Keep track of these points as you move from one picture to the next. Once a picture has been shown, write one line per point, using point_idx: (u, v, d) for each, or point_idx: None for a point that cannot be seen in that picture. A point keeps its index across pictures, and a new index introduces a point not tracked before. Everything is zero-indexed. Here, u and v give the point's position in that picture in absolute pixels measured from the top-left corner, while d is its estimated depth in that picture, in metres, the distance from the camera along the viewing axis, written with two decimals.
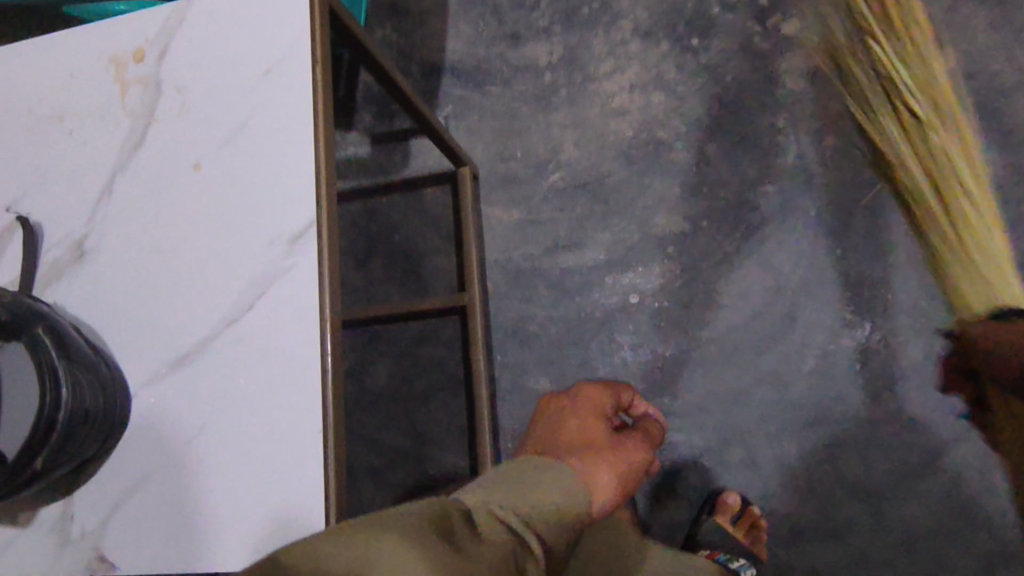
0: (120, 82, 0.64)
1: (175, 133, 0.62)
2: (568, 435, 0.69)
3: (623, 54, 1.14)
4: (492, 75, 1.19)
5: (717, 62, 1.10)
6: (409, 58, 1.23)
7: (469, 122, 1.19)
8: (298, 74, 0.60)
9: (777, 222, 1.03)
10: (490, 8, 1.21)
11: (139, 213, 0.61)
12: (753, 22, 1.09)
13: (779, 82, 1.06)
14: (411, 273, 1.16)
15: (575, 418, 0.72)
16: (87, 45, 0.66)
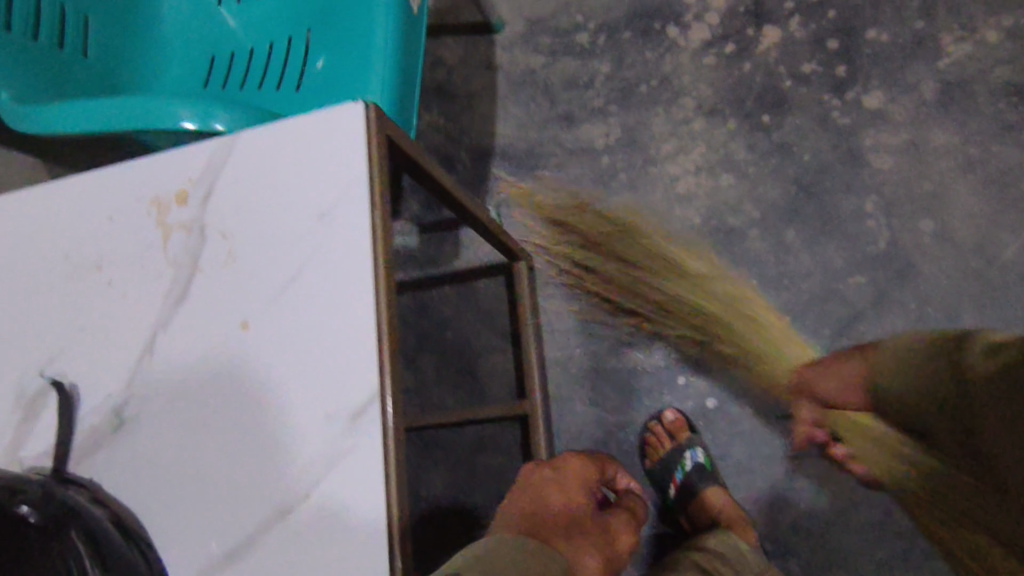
0: (161, 226, 0.58)
1: (221, 287, 0.55)
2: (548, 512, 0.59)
3: (686, 133, 1.06)
4: (545, 158, 1.13)
5: (792, 140, 1.01)
6: (457, 142, 1.18)
7: (522, 209, 1.12)
8: (355, 221, 0.53)
9: (872, 318, 0.94)
10: (541, 88, 1.16)
11: (182, 377, 0.55)
12: (832, 96, 1.01)
13: (864, 161, 0.98)
14: (466, 374, 1.10)
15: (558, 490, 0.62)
16: (127, 185, 0.60)
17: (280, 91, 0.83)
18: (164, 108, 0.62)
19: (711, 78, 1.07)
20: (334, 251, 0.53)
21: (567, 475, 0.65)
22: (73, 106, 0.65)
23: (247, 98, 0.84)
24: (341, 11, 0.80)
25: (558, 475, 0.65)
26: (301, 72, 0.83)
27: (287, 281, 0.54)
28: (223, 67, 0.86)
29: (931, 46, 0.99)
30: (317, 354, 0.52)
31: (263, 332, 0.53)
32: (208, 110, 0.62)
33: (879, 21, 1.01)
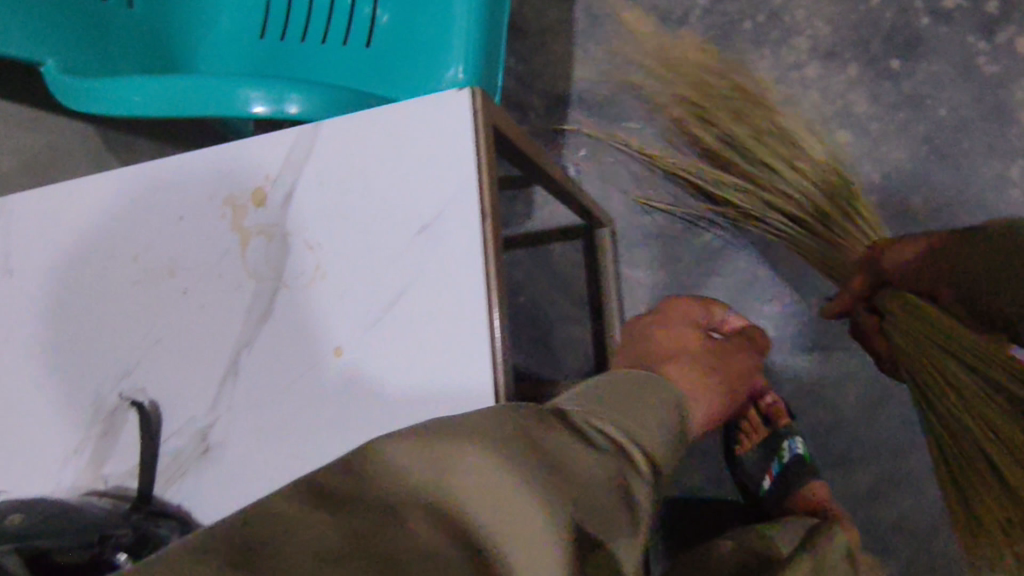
0: (239, 231, 0.52)
1: (309, 306, 0.49)
2: (658, 342, 0.58)
3: (797, 80, 0.93)
4: (629, 110, 1.02)
5: (926, 91, 0.87)
6: (530, 87, 1.07)
7: (603, 166, 1.03)
8: (463, 234, 0.45)
9: None
10: (626, 25, 1.02)
11: (268, 404, 0.49)
12: (979, 38, 0.86)
13: (1012, 119, 0.84)
14: (540, 342, 1.04)
15: (665, 326, 0.61)
16: (198, 181, 0.54)
17: (348, 47, 0.74)
18: (230, 84, 0.54)
19: (830, 14, 0.92)
20: (438, 267, 0.46)
21: (673, 316, 0.62)
22: (127, 80, 0.58)
23: (312, 55, 0.75)
24: None
25: (663, 317, 0.62)
26: (370, 23, 0.73)
27: (386, 302, 0.47)
28: (281, 13, 0.76)
29: None
30: (418, 392, 0.45)
31: (358, 361, 0.47)
32: (280, 87, 0.54)
33: None
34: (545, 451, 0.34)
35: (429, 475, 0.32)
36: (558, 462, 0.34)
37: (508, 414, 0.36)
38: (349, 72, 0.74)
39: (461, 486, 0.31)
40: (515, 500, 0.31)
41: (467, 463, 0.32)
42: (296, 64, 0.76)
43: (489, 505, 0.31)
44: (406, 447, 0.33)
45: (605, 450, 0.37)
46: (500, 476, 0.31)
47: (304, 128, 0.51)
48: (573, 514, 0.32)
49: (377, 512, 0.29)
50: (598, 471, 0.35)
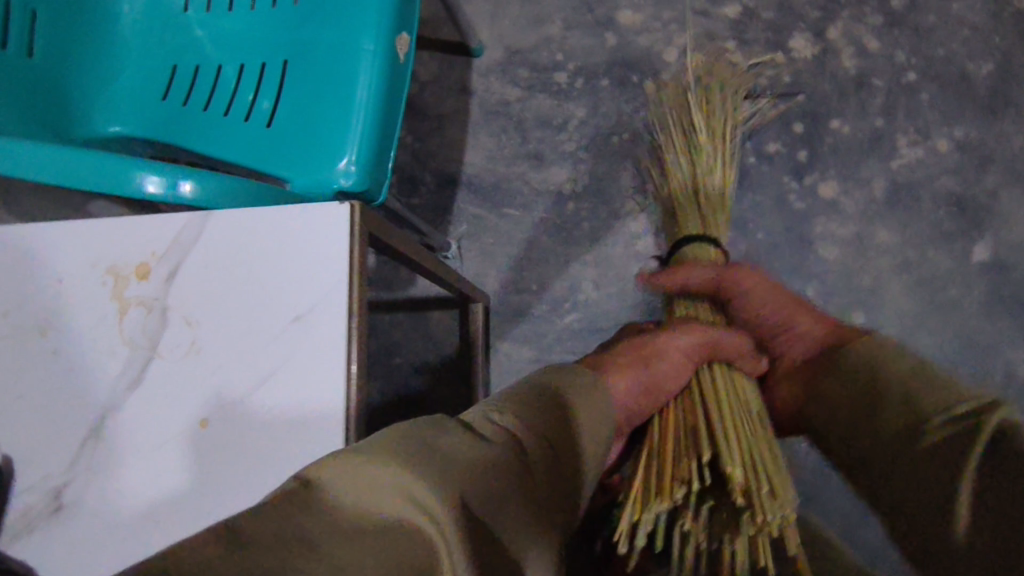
0: (119, 300, 0.56)
1: (181, 378, 0.54)
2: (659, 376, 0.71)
3: (651, 192, 1.08)
4: (511, 195, 1.13)
5: (750, 216, 1.05)
6: (423, 164, 1.16)
7: (483, 245, 1.12)
8: (332, 326, 0.52)
9: None
10: (514, 122, 1.15)
11: (132, 467, 0.53)
12: (792, 179, 1.05)
13: (812, 247, 1.02)
14: (411, 401, 1.10)
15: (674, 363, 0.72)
16: (83, 247, 0.57)
17: (249, 123, 0.80)
18: (126, 161, 0.58)
19: None
20: (307, 351, 0.52)
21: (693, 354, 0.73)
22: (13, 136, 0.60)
23: (212, 123, 0.81)
24: (323, 52, 0.78)
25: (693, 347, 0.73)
26: (274, 105, 0.79)
27: (257, 380, 0.53)
28: (186, 81, 0.83)
29: (889, 142, 1.03)
30: (275, 468, 0.51)
31: (223, 433, 0.52)
32: (179, 174, 0.59)
33: (843, 111, 1.05)
34: (428, 448, 0.42)
35: (333, 506, 0.34)
36: (446, 465, 0.41)
37: (404, 432, 0.42)
38: (245, 146, 0.79)
39: (356, 506, 0.35)
40: (386, 484, 0.37)
41: (370, 473, 0.37)
42: (195, 130, 0.81)
43: (367, 493, 0.36)
44: (326, 462, 0.37)
45: (491, 448, 0.45)
46: (380, 471, 0.38)
47: (191, 213, 0.56)
48: (458, 501, 0.39)
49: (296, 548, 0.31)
50: (478, 464, 0.43)
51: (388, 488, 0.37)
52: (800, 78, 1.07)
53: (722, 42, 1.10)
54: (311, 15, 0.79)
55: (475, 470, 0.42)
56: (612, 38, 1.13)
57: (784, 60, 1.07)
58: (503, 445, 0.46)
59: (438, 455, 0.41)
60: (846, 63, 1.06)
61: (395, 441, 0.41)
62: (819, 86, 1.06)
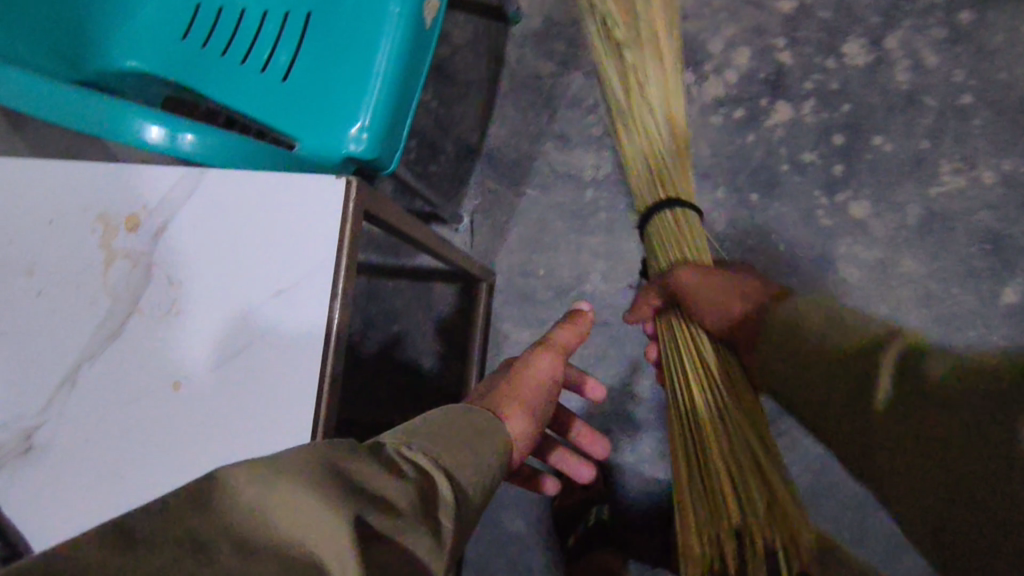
0: (106, 250, 0.55)
1: (160, 337, 0.53)
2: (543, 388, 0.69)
3: (674, 189, 1.05)
4: (530, 175, 1.10)
5: (773, 227, 1.01)
6: (445, 132, 1.13)
7: (495, 221, 1.10)
8: (313, 305, 0.51)
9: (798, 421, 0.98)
10: (543, 98, 1.11)
11: (100, 420, 0.53)
12: (822, 193, 1.00)
13: (833, 267, 0.99)
14: (405, 370, 1.09)
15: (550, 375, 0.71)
16: (76, 191, 0.56)
17: (265, 74, 0.77)
18: (127, 107, 0.57)
19: (713, 138, 1.05)
20: (285, 327, 0.51)
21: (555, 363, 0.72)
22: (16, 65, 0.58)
23: (229, 70, 0.78)
24: (349, 9, 0.75)
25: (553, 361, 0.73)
26: (293, 59, 0.77)
27: (230, 351, 0.52)
28: (208, 23, 0.80)
29: (930, 167, 0.98)
30: (235, 442, 0.50)
31: (193, 399, 0.52)
32: (181, 127, 0.57)
33: (887, 128, 0.99)
34: (347, 475, 0.37)
35: (231, 511, 0.32)
36: (359, 488, 0.37)
37: (319, 451, 0.38)
38: (258, 98, 0.77)
39: (264, 513, 0.33)
40: (304, 506, 0.33)
41: (287, 494, 0.33)
42: (209, 74, 0.79)
43: (280, 515, 0.33)
44: (233, 475, 0.34)
45: (406, 479, 0.40)
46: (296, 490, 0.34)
47: (186, 169, 0.55)
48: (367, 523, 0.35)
49: (183, 547, 0.29)
50: (388, 494, 0.38)
51: (299, 512, 0.33)
52: (848, 87, 1.01)
53: (772, 39, 1.04)
54: None
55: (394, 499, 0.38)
56: None
57: (833, 66, 1.02)
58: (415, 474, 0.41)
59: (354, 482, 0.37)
60: (900, 77, 1.00)
61: (306, 460, 0.37)
62: (867, 98, 1.00)
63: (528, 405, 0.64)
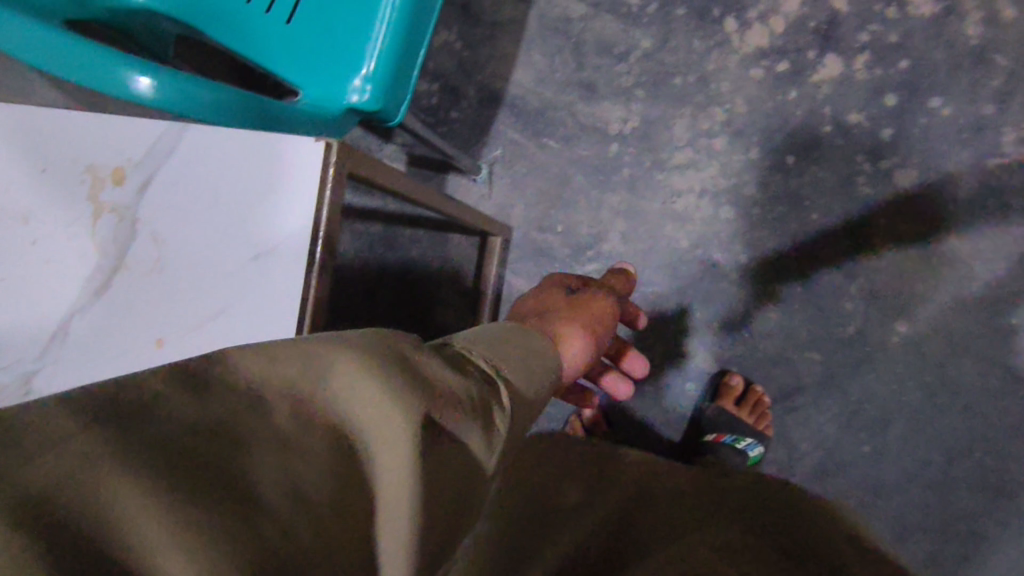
0: (95, 203, 0.55)
1: (145, 293, 0.54)
2: (596, 312, 0.76)
3: (704, 147, 0.99)
4: (553, 125, 1.05)
5: (807, 193, 0.95)
6: (469, 76, 1.09)
7: (515, 173, 1.06)
8: (291, 272, 0.53)
9: (814, 399, 0.94)
10: (572, 44, 1.04)
11: (94, 372, 0.54)
12: (866, 159, 0.93)
13: (870, 240, 0.92)
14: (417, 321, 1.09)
15: (600, 305, 0.79)
16: (64, 140, 0.55)
17: (270, 15, 0.74)
18: (116, 58, 0.55)
19: (750, 94, 0.97)
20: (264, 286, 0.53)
21: (602, 300, 0.81)
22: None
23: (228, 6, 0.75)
24: None
25: (599, 298, 0.80)
26: None
27: (213, 312, 0.54)
28: None
29: (991, 135, 0.89)
30: None
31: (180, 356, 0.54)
32: (172, 80, 0.56)
33: (947, 88, 0.90)
34: (412, 368, 0.38)
35: (304, 376, 0.34)
36: (428, 381, 0.38)
37: (387, 338, 0.40)
38: (262, 41, 0.74)
39: (334, 388, 0.35)
40: (377, 403, 0.34)
41: (367, 391, 0.35)
42: (211, 9, 0.75)
43: (362, 409, 0.34)
44: (306, 357, 0.35)
45: (468, 377, 0.42)
46: (368, 384, 0.35)
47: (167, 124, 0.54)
48: (433, 417, 0.36)
49: (248, 402, 0.31)
50: (456, 388, 0.40)
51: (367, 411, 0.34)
52: (909, 40, 0.91)
53: None
54: None
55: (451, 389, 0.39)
56: None
57: (895, 15, 0.91)
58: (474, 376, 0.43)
59: (422, 375, 0.38)
60: (968, 31, 0.89)
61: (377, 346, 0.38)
62: (929, 54, 0.90)
63: (585, 328, 0.71)
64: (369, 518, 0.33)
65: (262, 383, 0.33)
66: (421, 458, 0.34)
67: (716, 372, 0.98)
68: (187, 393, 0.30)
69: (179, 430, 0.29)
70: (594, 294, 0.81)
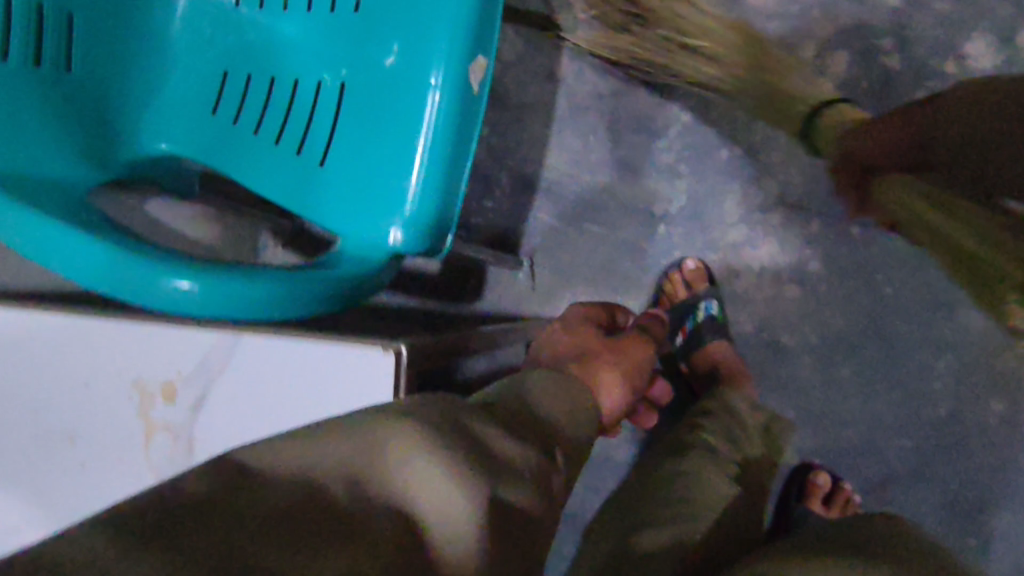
0: (143, 414, 0.63)
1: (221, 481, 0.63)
2: (627, 348, 0.76)
3: (760, 223, 0.93)
4: (595, 210, 0.99)
5: (877, 267, 0.88)
6: (499, 162, 1.03)
7: (559, 263, 1.01)
8: None
9: (907, 483, 0.89)
10: (606, 121, 0.99)
11: None
12: None
13: (952, 313, 0.86)
14: None
15: (631, 345, 0.77)
16: (109, 360, 0.63)
17: (300, 157, 0.71)
18: (148, 262, 0.52)
19: (804, 163, 0.91)
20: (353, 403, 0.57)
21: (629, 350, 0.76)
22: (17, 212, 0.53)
23: (259, 155, 0.72)
24: (383, 80, 0.67)
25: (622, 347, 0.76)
26: (327, 136, 0.70)
27: None
28: (235, 94, 0.73)
29: None
30: None
31: None
32: (206, 281, 0.53)
33: None
34: (475, 433, 0.45)
35: (366, 459, 0.39)
36: (489, 446, 0.44)
37: (436, 414, 0.44)
38: (294, 187, 0.71)
39: (401, 471, 0.39)
40: (439, 484, 0.39)
41: (430, 474, 0.39)
42: (244, 160, 0.73)
43: (423, 489, 0.39)
44: (383, 433, 0.41)
45: (526, 443, 0.49)
46: (430, 468, 0.39)
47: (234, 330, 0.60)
48: (484, 501, 0.39)
49: (316, 483, 0.37)
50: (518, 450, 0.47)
51: (427, 493, 0.38)
52: None
53: (876, 38, 0.88)
54: (381, 18, 0.66)
55: (509, 464, 0.44)
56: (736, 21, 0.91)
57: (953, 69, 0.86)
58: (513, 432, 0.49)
59: (479, 447, 0.43)
60: None
61: (447, 413, 0.45)
62: None
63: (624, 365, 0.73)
64: None
65: (340, 462, 0.39)
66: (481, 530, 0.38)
67: (796, 468, 0.93)
68: (242, 479, 0.36)
69: (258, 519, 0.34)
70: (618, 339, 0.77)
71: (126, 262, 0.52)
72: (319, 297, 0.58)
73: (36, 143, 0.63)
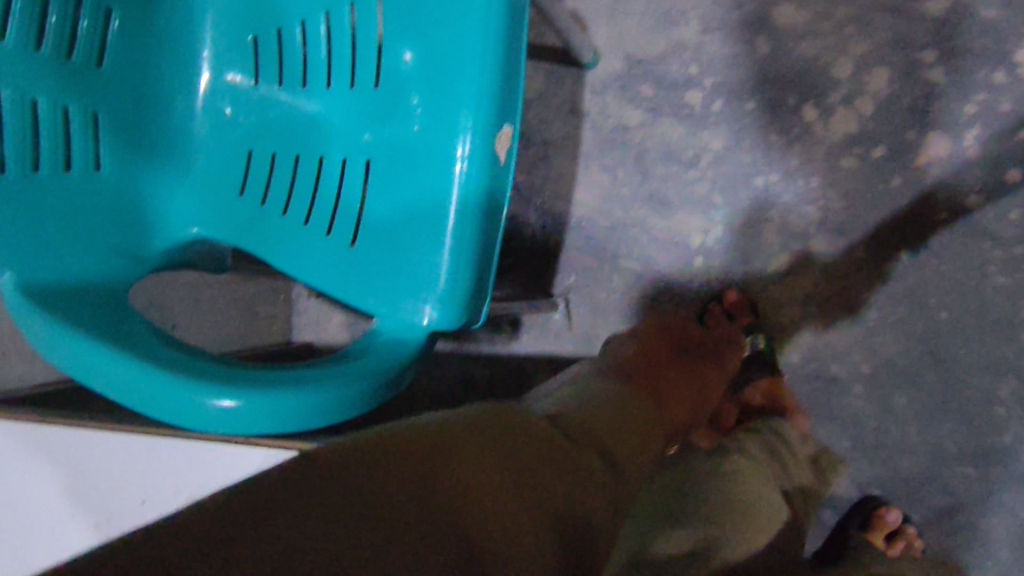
0: None
1: None
2: (685, 365, 0.81)
3: (802, 251, 0.89)
4: (627, 245, 0.97)
5: (930, 290, 0.84)
6: (527, 201, 1.02)
7: (594, 300, 0.99)
8: None
9: (974, 518, 0.84)
10: (634, 154, 0.96)
11: None
12: (995, 246, 0.82)
13: (1016, 337, 0.81)
14: None
15: (689, 360, 0.82)
16: (165, 477, 0.71)
17: (331, 238, 0.70)
18: (193, 385, 0.53)
19: (847, 187, 0.87)
20: None
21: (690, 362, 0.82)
22: (78, 342, 0.55)
23: (293, 236, 0.72)
24: (411, 155, 0.66)
25: (687, 360, 0.81)
26: (356, 216, 0.69)
27: None
28: (262, 175, 0.73)
29: None
30: None
31: None
32: (251, 400, 0.53)
33: None
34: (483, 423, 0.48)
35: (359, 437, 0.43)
36: (489, 427, 0.47)
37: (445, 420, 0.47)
38: (329, 266, 0.71)
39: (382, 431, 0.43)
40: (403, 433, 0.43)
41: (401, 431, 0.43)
42: (278, 241, 0.73)
43: (397, 438, 0.42)
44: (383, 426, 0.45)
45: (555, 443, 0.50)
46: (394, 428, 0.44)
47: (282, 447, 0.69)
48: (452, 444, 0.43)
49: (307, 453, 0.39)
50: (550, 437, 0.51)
51: (412, 445, 0.42)
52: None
53: (919, 52, 0.83)
54: (402, 92, 0.65)
55: (524, 447, 0.47)
56: (765, 45, 0.89)
57: (1003, 81, 0.81)
58: (564, 447, 0.51)
59: (472, 423, 0.47)
60: None
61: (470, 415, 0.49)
62: None
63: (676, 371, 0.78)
64: (412, 496, 0.37)
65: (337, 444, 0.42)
66: (443, 466, 0.41)
67: (863, 500, 0.89)
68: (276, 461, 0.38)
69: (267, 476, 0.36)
70: (683, 359, 0.81)
71: (173, 386, 0.53)
72: (361, 399, 0.58)
73: (73, 251, 0.64)
